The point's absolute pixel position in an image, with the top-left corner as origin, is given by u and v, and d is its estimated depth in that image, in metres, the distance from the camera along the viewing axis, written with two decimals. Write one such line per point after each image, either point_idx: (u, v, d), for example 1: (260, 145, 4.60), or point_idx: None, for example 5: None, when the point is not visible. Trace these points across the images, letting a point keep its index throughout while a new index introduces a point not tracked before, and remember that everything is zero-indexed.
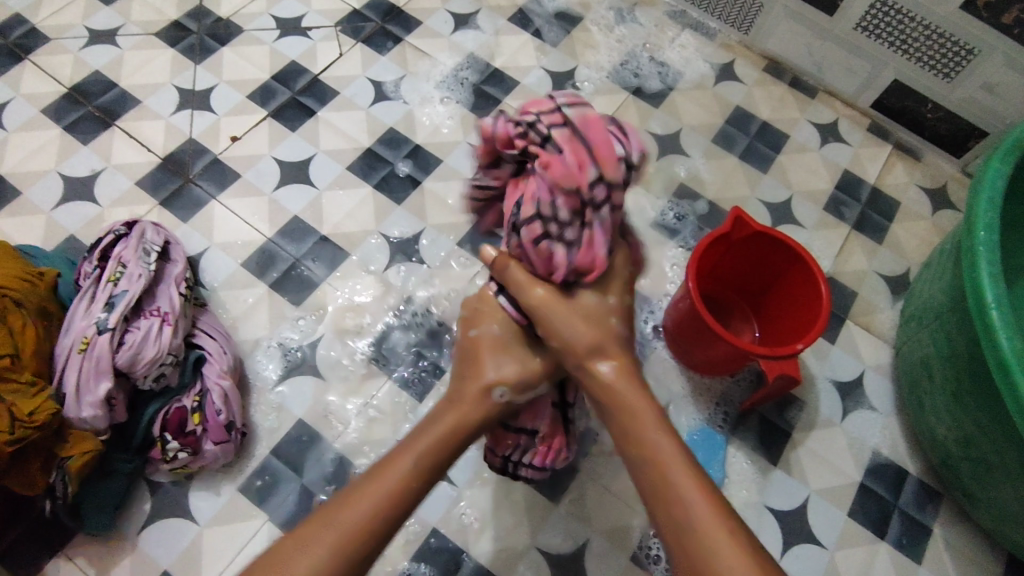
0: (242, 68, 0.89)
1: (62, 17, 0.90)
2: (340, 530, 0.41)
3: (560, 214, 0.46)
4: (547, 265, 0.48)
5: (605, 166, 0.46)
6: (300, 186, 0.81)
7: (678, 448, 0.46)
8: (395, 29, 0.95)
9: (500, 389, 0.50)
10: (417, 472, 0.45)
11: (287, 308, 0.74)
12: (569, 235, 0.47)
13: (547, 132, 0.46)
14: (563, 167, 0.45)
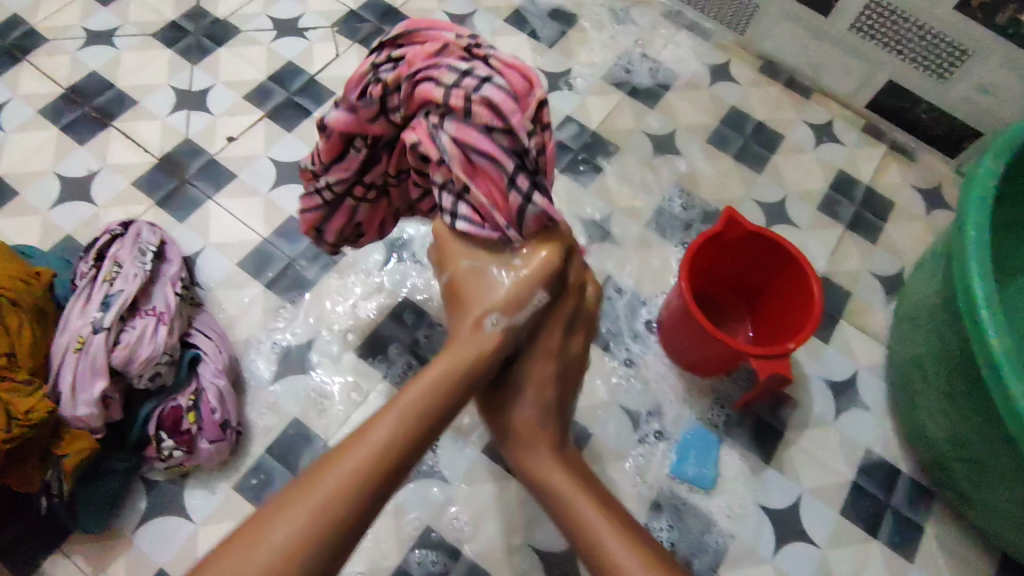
0: (239, 69, 0.89)
1: (60, 18, 0.90)
2: (329, 490, 0.40)
3: (454, 114, 0.46)
4: (492, 173, 0.46)
5: (453, 56, 0.48)
6: (297, 186, 0.82)
7: (632, 544, 0.47)
8: (391, 30, 0.95)
9: (490, 316, 0.49)
10: (403, 428, 0.44)
11: (283, 308, 0.74)
12: (484, 123, 0.45)
13: (385, 77, 0.48)
14: (421, 82, 0.47)
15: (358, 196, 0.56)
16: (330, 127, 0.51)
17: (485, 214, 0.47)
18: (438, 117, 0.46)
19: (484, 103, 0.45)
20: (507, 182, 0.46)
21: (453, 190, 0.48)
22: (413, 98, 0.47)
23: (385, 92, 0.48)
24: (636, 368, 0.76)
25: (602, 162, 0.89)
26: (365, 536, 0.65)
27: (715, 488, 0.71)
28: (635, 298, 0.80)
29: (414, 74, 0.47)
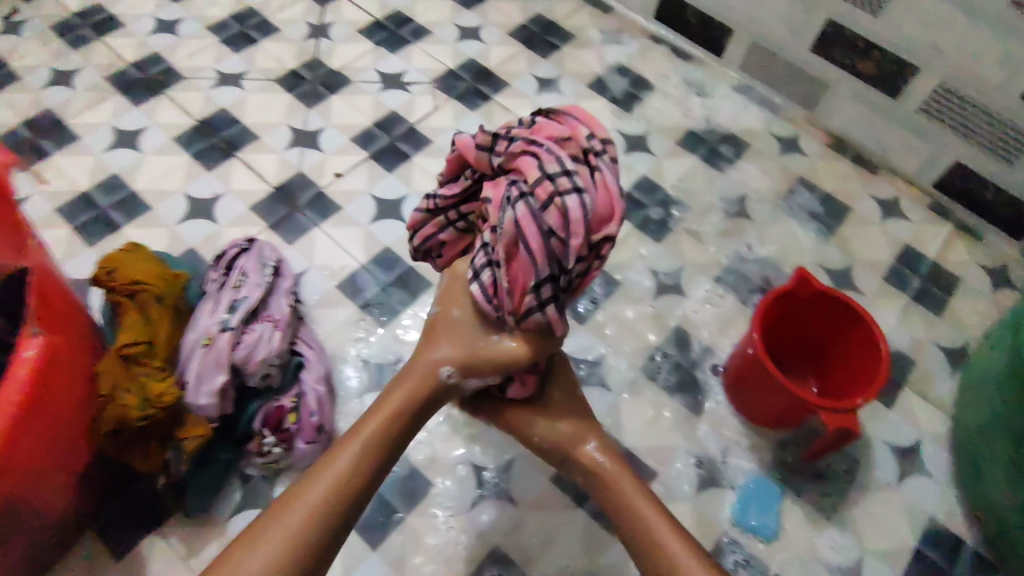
0: (348, 114, 0.99)
1: (197, 60, 1.02)
2: (292, 522, 0.49)
3: (534, 202, 0.51)
4: (528, 267, 0.52)
5: (570, 151, 0.53)
6: (393, 222, 0.89)
7: (668, 521, 0.57)
8: (485, 88, 1.04)
9: (450, 366, 0.59)
10: (368, 444, 0.54)
11: (374, 329, 0.80)
12: (547, 224, 0.51)
13: (515, 134, 0.55)
14: (529, 155, 0.53)
15: (449, 217, 0.61)
16: (458, 142, 0.58)
17: (500, 286, 0.55)
18: (521, 194, 0.52)
19: (561, 211, 0.50)
20: (533, 279, 0.52)
21: (491, 258, 0.55)
22: (513, 164, 0.54)
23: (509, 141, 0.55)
24: (702, 414, 0.78)
25: (675, 219, 0.94)
26: (438, 551, 0.68)
27: (777, 539, 0.73)
28: (703, 348, 0.83)
29: (530, 149, 0.53)
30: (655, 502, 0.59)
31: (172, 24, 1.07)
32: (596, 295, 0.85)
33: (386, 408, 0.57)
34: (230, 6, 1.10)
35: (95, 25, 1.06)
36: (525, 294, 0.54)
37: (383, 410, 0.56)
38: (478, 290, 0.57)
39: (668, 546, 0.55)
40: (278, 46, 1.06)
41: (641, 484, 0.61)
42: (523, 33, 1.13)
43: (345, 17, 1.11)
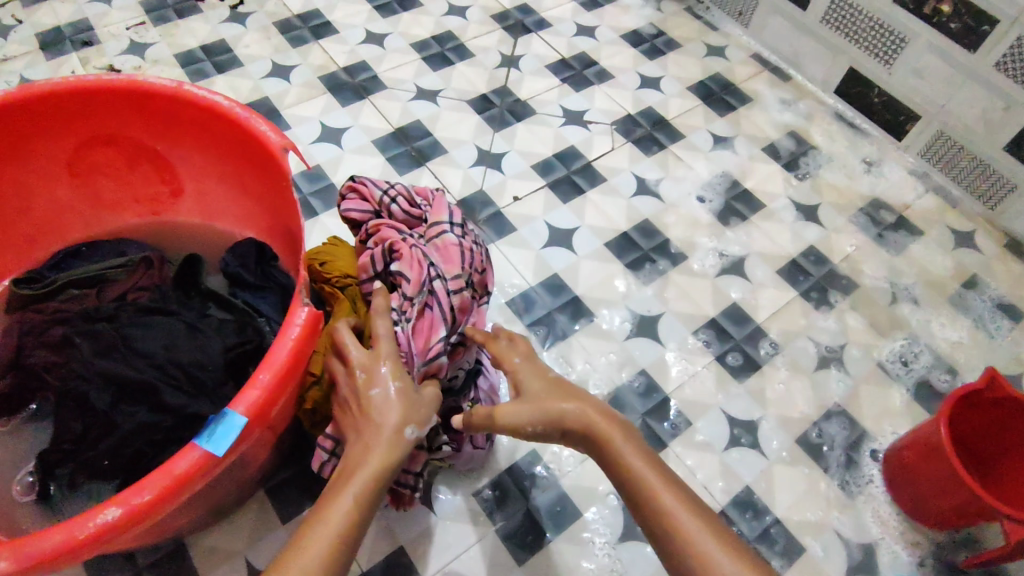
0: (530, 142, 1.04)
1: (399, 73, 1.11)
2: (323, 537, 0.44)
3: (450, 287, 0.64)
4: (435, 326, 0.62)
5: (473, 255, 0.68)
6: (563, 250, 0.92)
7: (690, 504, 0.47)
8: (661, 137, 1.08)
9: (413, 428, 0.51)
10: (352, 518, 0.46)
11: (538, 350, 0.83)
12: (453, 300, 0.64)
13: (429, 231, 0.68)
14: (451, 240, 0.66)
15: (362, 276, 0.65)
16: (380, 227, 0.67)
17: (408, 338, 0.60)
18: (436, 278, 0.63)
19: (467, 303, 0.65)
20: (439, 335, 0.62)
21: (404, 314, 0.61)
22: (437, 243, 0.66)
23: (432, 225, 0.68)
24: (854, 498, 0.77)
25: (841, 294, 0.93)
26: None
27: None
28: (860, 430, 0.81)
29: (444, 243, 0.66)
30: (655, 466, 0.49)
31: (380, 37, 1.16)
32: (755, 357, 0.86)
33: (356, 483, 0.47)
34: (433, 29, 1.19)
35: (311, 27, 1.16)
36: (434, 347, 0.61)
37: (357, 478, 0.47)
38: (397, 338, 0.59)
39: (701, 543, 0.45)
40: (472, 70, 1.13)
41: (647, 450, 0.51)
42: (701, 90, 1.16)
43: (535, 51, 1.17)
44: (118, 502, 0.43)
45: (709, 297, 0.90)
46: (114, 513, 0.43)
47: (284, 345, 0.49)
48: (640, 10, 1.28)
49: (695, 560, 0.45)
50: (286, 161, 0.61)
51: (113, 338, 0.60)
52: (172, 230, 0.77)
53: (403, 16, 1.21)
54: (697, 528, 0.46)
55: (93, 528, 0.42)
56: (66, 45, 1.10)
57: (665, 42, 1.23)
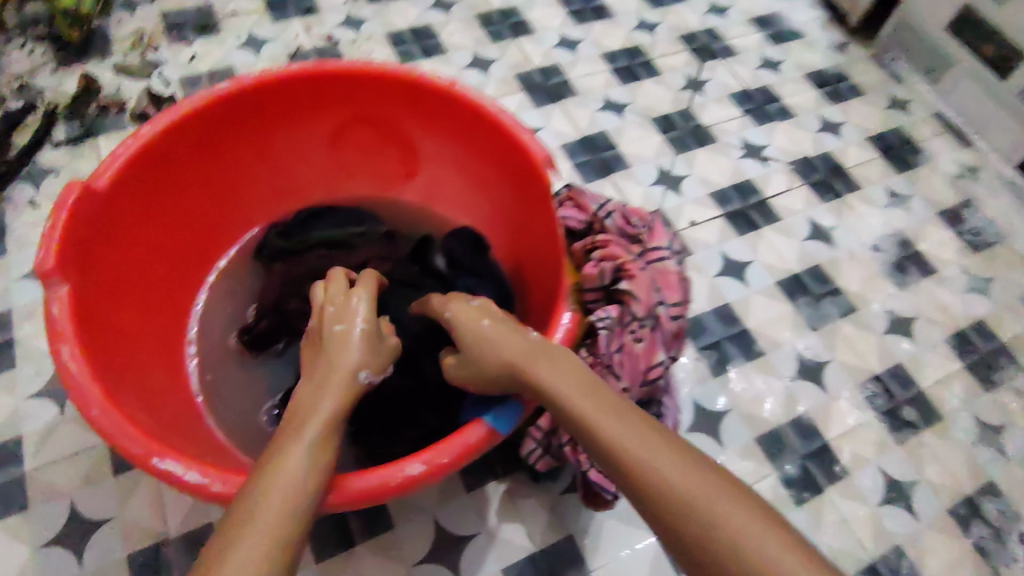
0: (712, 169, 1.07)
1: (590, 81, 1.16)
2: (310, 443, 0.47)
3: (668, 311, 0.70)
4: (657, 348, 0.69)
5: (682, 278, 0.73)
6: (737, 281, 0.96)
7: (636, 422, 0.47)
8: (839, 184, 1.09)
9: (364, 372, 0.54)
10: (319, 440, 0.48)
11: (708, 375, 0.87)
12: (671, 324, 0.70)
13: (645, 254, 0.73)
14: (672, 267, 0.72)
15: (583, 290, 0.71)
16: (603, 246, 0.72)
17: (636, 363, 0.67)
18: (660, 303, 0.69)
19: (679, 327, 0.71)
20: (658, 356, 0.69)
21: (633, 333, 0.67)
22: (658, 268, 0.71)
23: (652, 250, 0.73)
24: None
25: (1006, 373, 0.93)
26: None
27: None
28: (1011, 512, 0.83)
29: (662, 269, 0.71)
30: (598, 395, 0.49)
31: (573, 43, 1.21)
32: (913, 419, 0.88)
33: (320, 412, 0.50)
34: (624, 41, 1.23)
35: (510, 24, 1.22)
36: (655, 367, 0.69)
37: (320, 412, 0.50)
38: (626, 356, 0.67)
39: (647, 467, 0.44)
40: (658, 89, 1.16)
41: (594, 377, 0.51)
42: (881, 142, 1.16)
43: (720, 78, 1.20)
44: (423, 458, 0.50)
45: (873, 354, 0.93)
46: (418, 467, 0.50)
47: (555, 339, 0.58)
48: (825, 51, 1.29)
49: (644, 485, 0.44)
50: (546, 174, 0.66)
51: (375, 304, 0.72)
52: (397, 207, 0.84)
53: (595, 24, 1.25)
54: (650, 457, 0.44)
55: (403, 477, 0.50)
56: (289, 9, 1.17)
57: (848, 87, 1.23)
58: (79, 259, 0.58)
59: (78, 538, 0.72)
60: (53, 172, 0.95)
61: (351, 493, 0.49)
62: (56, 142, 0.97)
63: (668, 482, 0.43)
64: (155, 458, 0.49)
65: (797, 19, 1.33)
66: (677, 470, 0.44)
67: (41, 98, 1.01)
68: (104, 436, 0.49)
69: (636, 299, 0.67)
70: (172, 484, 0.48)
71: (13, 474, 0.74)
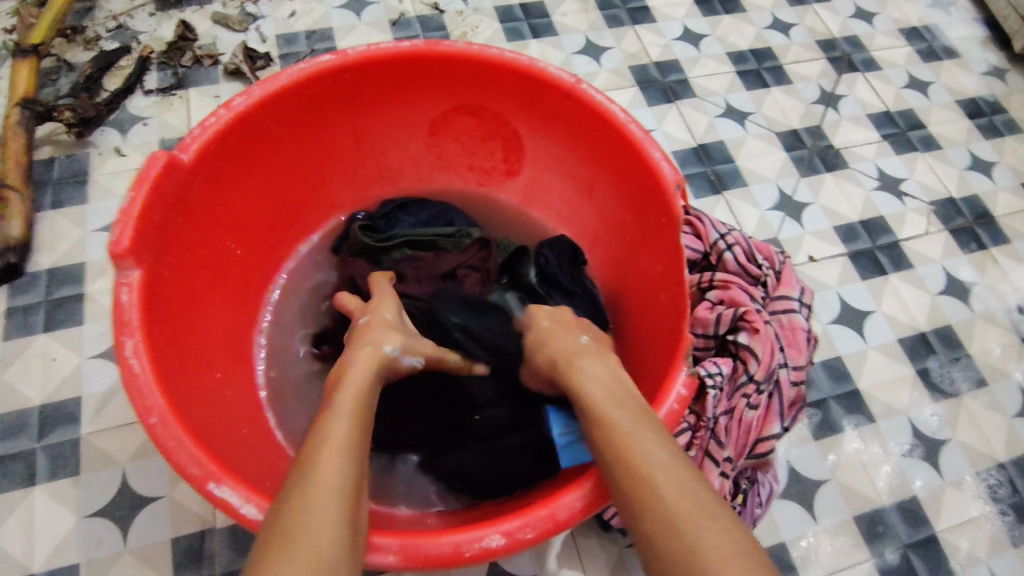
0: (838, 199, 0.95)
1: (711, 83, 1.04)
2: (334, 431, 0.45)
3: (791, 374, 0.61)
4: (773, 416, 0.61)
5: (810, 336, 0.65)
6: (853, 333, 0.85)
7: (654, 433, 0.45)
8: (983, 234, 0.95)
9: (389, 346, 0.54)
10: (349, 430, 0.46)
11: (809, 437, 0.78)
12: (792, 391, 0.62)
13: (771, 302, 0.65)
14: (800, 323, 0.63)
15: (695, 335, 0.63)
16: (726, 287, 0.64)
17: (746, 431, 0.60)
18: (784, 366, 0.61)
19: (801, 394, 0.63)
20: (773, 428, 0.60)
21: (749, 398, 0.59)
22: (783, 322, 0.63)
23: (779, 299, 0.65)
24: None
25: None
26: None
27: None
28: None
29: (789, 324, 0.63)
30: (626, 407, 0.47)
31: (696, 37, 1.10)
32: None
33: (347, 400, 0.48)
34: (753, 42, 1.10)
35: (629, 9, 1.11)
36: (767, 439, 0.61)
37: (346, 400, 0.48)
38: (735, 423, 0.60)
39: (655, 479, 0.42)
40: (787, 99, 1.04)
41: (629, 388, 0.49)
42: None
43: (858, 94, 1.07)
44: (499, 530, 0.45)
45: (1001, 439, 0.81)
46: (497, 541, 0.45)
47: (666, 407, 0.50)
48: (982, 75, 1.13)
49: (637, 497, 0.42)
50: (676, 204, 0.59)
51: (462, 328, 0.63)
52: (490, 206, 0.77)
53: (723, 19, 1.13)
54: (661, 472, 0.42)
55: (480, 550, 0.44)
56: None
57: (1004, 121, 1.08)
58: (156, 236, 0.54)
59: (123, 513, 0.69)
60: (140, 121, 0.91)
61: (420, 557, 0.44)
62: (147, 89, 0.93)
63: (666, 502, 0.41)
64: (212, 483, 0.45)
65: (953, 35, 1.17)
66: (679, 486, 0.42)
67: (137, 41, 0.97)
68: (161, 449, 0.46)
69: (759, 357, 0.59)
70: (227, 513, 0.45)
71: (67, 435, 0.72)
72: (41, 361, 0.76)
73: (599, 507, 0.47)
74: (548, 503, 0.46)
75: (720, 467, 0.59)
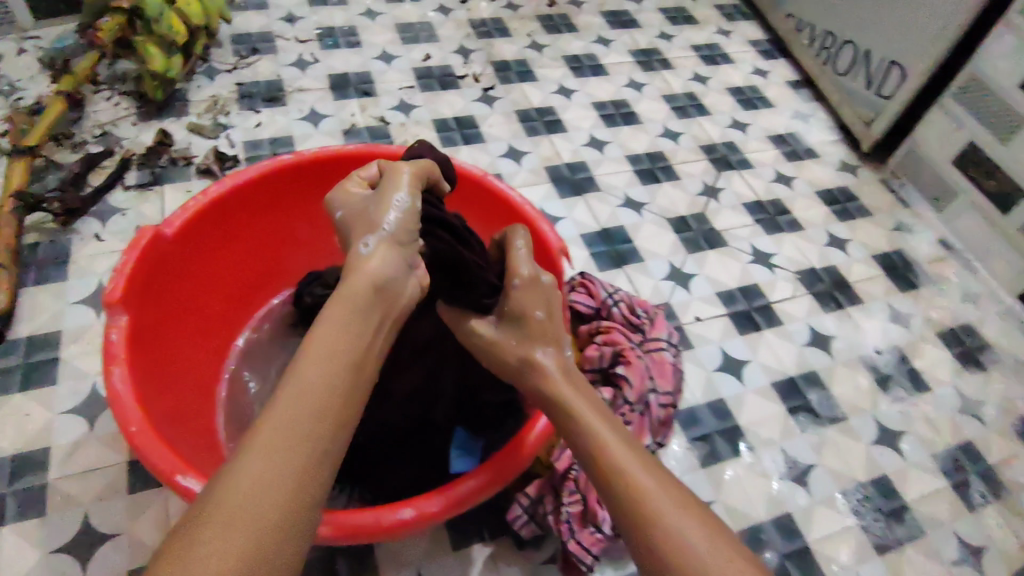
0: (719, 270, 1.14)
1: (613, 179, 1.25)
2: (307, 379, 0.46)
3: (660, 398, 0.76)
4: (646, 431, 0.74)
5: (676, 370, 0.80)
6: (733, 378, 1.00)
7: (638, 453, 0.54)
8: (841, 296, 1.14)
9: (368, 238, 0.56)
10: (323, 375, 0.47)
11: (697, 464, 0.90)
12: (661, 412, 0.75)
13: (646, 343, 0.80)
14: (667, 358, 0.79)
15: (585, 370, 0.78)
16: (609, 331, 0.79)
17: None
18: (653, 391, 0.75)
19: (669, 415, 0.76)
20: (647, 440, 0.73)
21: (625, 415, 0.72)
22: (654, 357, 0.79)
23: (651, 340, 0.80)
24: None
25: (990, 497, 0.95)
26: None
27: None
28: None
29: (658, 360, 0.78)
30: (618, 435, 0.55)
31: (601, 143, 1.32)
32: (896, 531, 0.90)
33: (324, 335, 0.49)
34: (648, 146, 1.33)
35: (545, 122, 1.33)
36: None
37: (325, 338, 0.48)
38: None
39: (651, 503, 0.49)
40: (676, 191, 1.26)
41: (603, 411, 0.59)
42: (884, 260, 1.22)
43: (735, 187, 1.29)
44: (412, 506, 0.57)
45: (861, 463, 0.95)
46: (408, 513, 0.57)
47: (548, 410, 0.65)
48: (837, 171, 1.38)
49: (636, 512, 0.49)
50: (558, 262, 0.75)
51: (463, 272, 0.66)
52: None
53: (623, 129, 1.36)
54: (653, 490, 0.50)
55: (394, 520, 0.56)
56: (350, 90, 1.30)
57: (856, 207, 1.31)
58: (141, 291, 0.67)
59: (84, 548, 0.76)
60: (119, 211, 1.06)
61: (349, 530, 0.56)
62: (127, 185, 1.08)
63: (660, 517, 0.48)
64: (178, 475, 0.56)
65: (812, 140, 1.43)
66: (668, 503, 0.49)
67: (120, 146, 1.13)
68: (137, 451, 0.57)
69: (631, 381, 0.73)
70: (190, 500, 0.55)
71: (35, 481, 0.80)
72: (14, 417, 0.84)
73: (493, 491, 0.60)
74: (450, 486, 0.59)
75: None
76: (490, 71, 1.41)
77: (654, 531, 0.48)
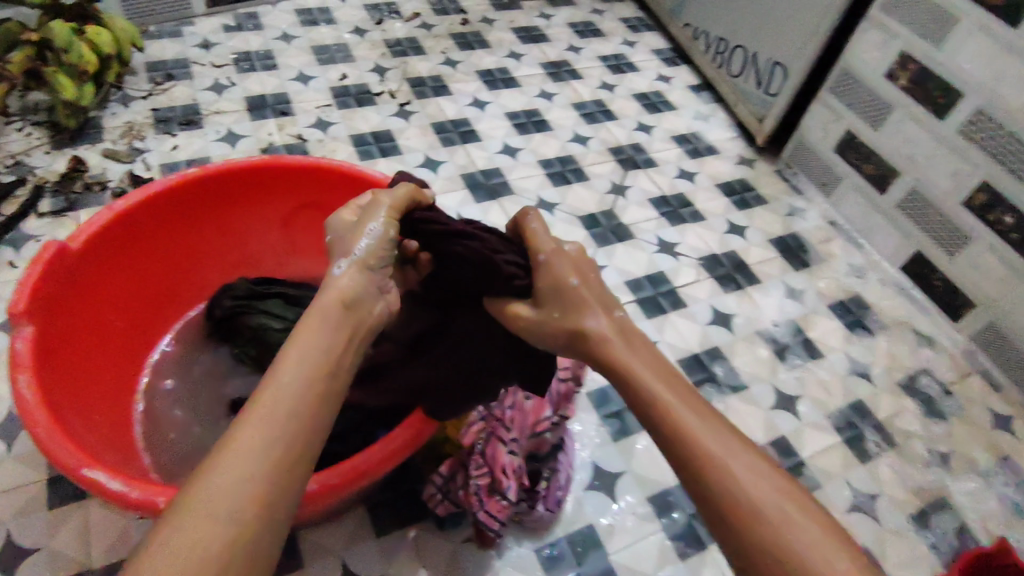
0: (627, 261, 1.21)
1: (526, 182, 1.32)
2: (281, 392, 0.47)
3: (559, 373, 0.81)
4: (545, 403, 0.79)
5: None
6: None
7: (694, 403, 0.54)
8: (740, 278, 1.23)
9: (340, 263, 0.59)
10: (297, 390, 0.48)
11: (608, 440, 0.96)
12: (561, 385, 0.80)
13: None
14: None
15: None
16: None
17: (527, 414, 0.77)
18: None
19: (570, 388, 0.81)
20: (546, 412, 0.79)
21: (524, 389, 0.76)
22: None
23: None
24: None
25: (879, 448, 1.04)
26: None
27: None
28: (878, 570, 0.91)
29: None
30: (669, 383, 0.56)
31: (514, 150, 1.39)
32: None
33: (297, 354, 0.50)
34: (559, 151, 1.41)
35: (460, 133, 1.40)
36: (541, 422, 0.79)
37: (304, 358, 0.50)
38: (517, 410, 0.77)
39: (709, 447, 0.51)
40: (586, 191, 1.33)
41: (657, 364, 0.58)
42: (779, 243, 1.32)
43: (641, 185, 1.37)
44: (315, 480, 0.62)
45: (761, 426, 1.03)
46: (311, 487, 0.62)
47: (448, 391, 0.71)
48: (735, 165, 1.48)
49: (698, 454, 0.51)
50: None
51: (485, 261, 0.65)
52: None
53: (535, 136, 1.43)
54: (704, 432, 0.52)
55: None
56: (267, 111, 1.34)
57: (754, 196, 1.41)
58: (47, 303, 0.69)
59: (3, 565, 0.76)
60: (33, 238, 1.06)
61: None
62: (41, 212, 1.09)
63: (716, 457, 0.50)
64: (84, 469, 0.58)
65: (712, 138, 1.53)
66: (721, 442, 0.51)
67: (33, 174, 1.14)
68: (43, 449, 0.59)
69: None
70: (97, 490, 0.58)
71: None
72: None
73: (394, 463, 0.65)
74: (351, 459, 0.64)
75: (507, 444, 0.73)
76: (405, 88, 1.47)
77: (717, 472, 0.50)
